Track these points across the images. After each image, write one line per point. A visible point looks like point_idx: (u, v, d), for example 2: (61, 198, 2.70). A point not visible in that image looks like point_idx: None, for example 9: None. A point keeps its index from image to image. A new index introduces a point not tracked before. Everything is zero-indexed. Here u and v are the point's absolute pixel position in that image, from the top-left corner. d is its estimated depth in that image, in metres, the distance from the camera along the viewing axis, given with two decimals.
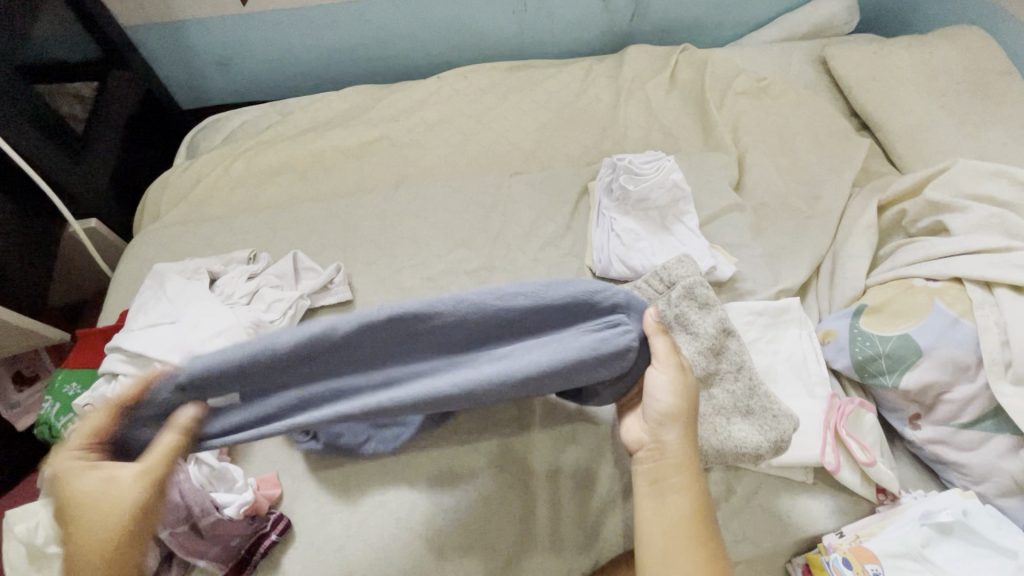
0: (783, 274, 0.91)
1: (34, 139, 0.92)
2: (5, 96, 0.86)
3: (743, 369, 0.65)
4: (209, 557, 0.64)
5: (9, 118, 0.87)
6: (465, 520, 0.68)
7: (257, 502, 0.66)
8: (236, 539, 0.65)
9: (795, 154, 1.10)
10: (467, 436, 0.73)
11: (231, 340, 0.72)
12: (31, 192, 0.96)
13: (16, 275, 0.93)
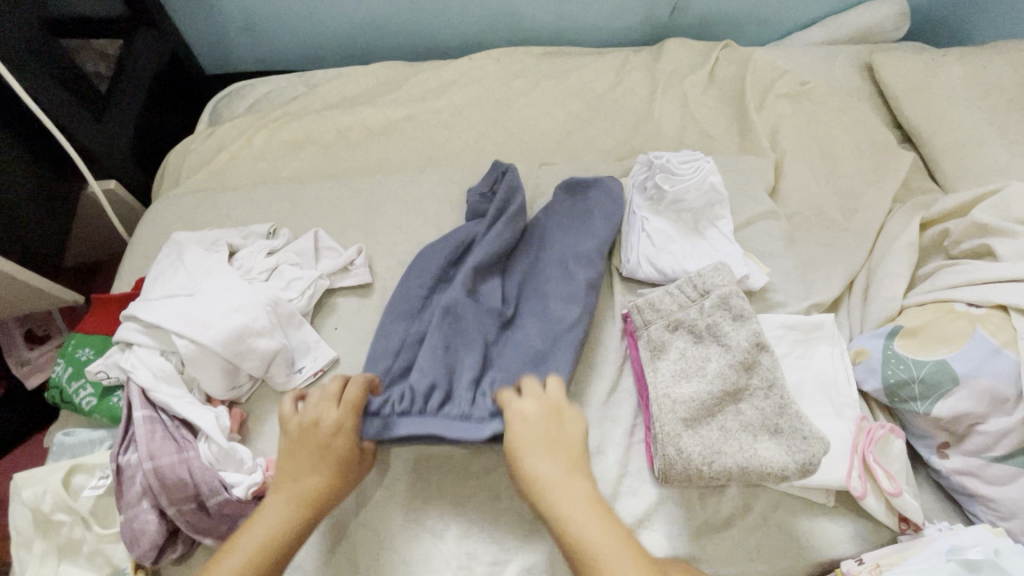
0: (815, 287, 0.88)
1: (59, 97, 0.90)
2: (31, 50, 0.86)
3: (776, 386, 0.62)
4: (216, 535, 0.62)
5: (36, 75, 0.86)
6: (474, 517, 0.67)
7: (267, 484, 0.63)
8: (243, 520, 0.63)
9: (834, 163, 1.06)
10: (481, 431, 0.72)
11: (249, 317, 0.70)
12: (49, 151, 0.94)
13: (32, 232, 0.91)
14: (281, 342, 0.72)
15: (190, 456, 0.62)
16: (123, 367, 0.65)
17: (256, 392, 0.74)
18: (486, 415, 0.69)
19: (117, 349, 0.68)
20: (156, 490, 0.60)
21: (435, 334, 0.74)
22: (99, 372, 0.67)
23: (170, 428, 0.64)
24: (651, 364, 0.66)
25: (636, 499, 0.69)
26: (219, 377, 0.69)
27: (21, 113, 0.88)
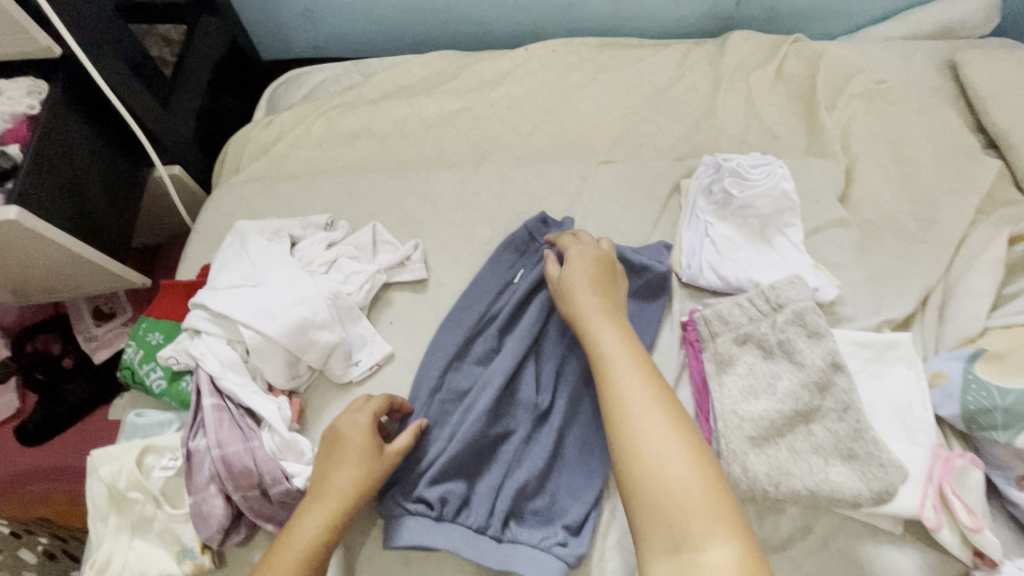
0: (887, 300, 0.84)
1: (131, 85, 0.93)
2: (106, 38, 0.88)
3: (851, 410, 0.59)
4: (279, 522, 0.63)
5: (113, 64, 0.89)
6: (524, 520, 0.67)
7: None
8: None
9: (911, 168, 1.00)
10: (533, 442, 0.72)
11: (311, 310, 0.71)
12: (117, 134, 0.96)
13: (105, 216, 0.95)
14: (340, 336, 0.72)
15: (254, 445, 0.63)
16: (193, 354, 0.67)
17: (313, 383, 0.75)
18: (499, 534, 0.67)
19: (186, 336, 0.70)
20: (223, 476, 0.61)
21: (452, 437, 0.70)
22: (170, 357, 0.69)
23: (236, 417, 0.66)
24: (717, 377, 0.64)
25: None
26: (281, 368, 0.70)
27: (92, 96, 0.90)
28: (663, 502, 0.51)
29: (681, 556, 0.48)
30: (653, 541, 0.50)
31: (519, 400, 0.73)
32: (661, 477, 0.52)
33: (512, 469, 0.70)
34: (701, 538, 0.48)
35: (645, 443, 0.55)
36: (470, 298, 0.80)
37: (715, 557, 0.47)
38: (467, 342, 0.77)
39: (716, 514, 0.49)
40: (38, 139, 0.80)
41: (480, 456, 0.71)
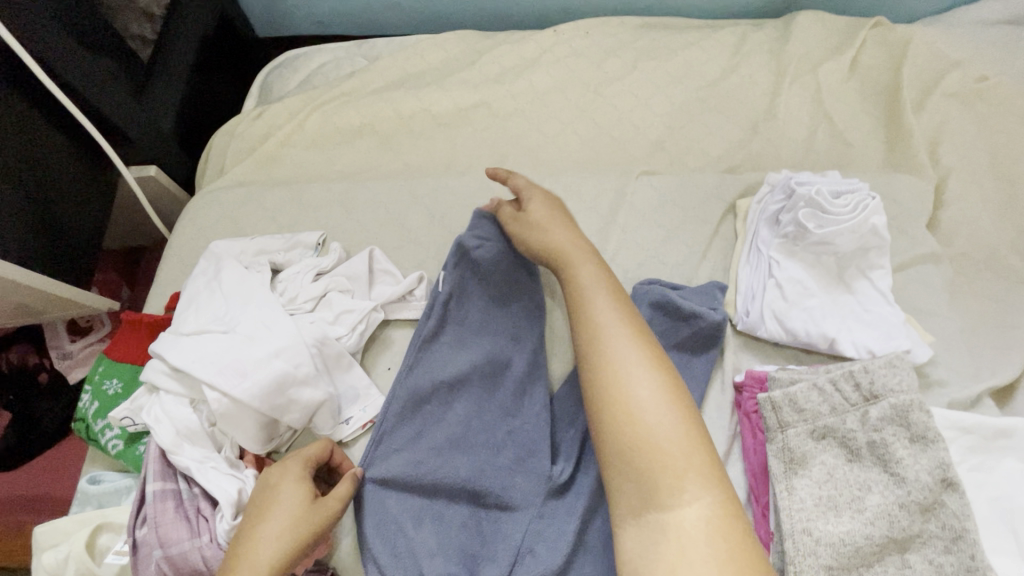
0: (985, 359, 0.69)
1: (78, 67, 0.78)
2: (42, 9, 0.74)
3: (962, 542, 0.46)
4: None
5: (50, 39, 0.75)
6: None
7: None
8: None
9: (1015, 188, 0.83)
10: (551, 518, 0.60)
11: (291, 362, 0.59)
12: (70, 129, 0.82)
13: (65, 223, 0.83)
14: (327, 392, 0.61)
15: (205, 541, 0.53)
16: (145, 421, 0.56)
17: (296, 442, 0.64)
18: None
19: (143, 392, 0.59)
20: None
21: (452, 510, 0.60)
22: (123, 419, 0.58)
23: (187, 500, 0.55)
24: (785, 479, 0.51)
25: None
26: (254, 434, 0.59)
27: (31, 83, 0.76)
28: (636, 459, 0.45)
29: (648, 517, 0.43)
30: (621, 498, 0.45)
31: (529, 463, 0.62)
32: (632, 426, 0.46)
33: (524, 552, 0.59)
34: (670, 496, 0.43)
35: (622, 386, 0.48)
36: (454, 328, 0.66)
37: (686, 515, 0.42)
38: (466, 388, 0.64)
39: (688, 466, 0.44)
40: None
41: (482, 534, 0.59)
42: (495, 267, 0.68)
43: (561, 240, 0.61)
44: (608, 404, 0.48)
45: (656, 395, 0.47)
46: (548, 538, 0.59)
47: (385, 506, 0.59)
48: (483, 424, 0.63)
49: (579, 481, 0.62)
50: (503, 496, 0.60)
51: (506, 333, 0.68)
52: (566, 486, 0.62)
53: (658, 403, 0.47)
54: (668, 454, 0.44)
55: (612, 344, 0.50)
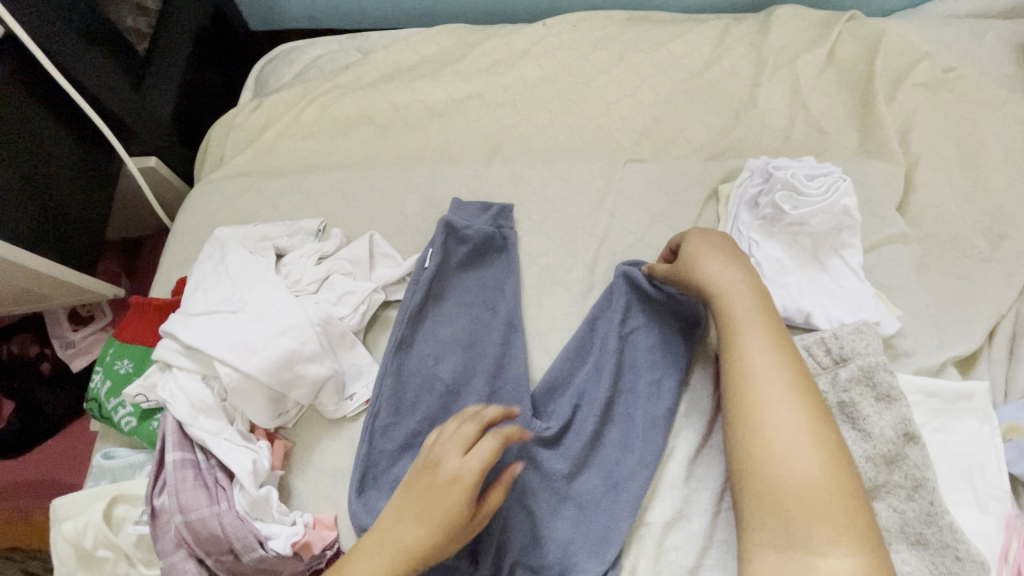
0: (949, 332, 0.74)
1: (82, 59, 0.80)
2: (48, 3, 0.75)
3: (923, 489, 0.50)
4: None
5: (56, 33, 0.77)
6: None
7: (306, 538, 0.57)
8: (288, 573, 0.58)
9: (979, 172, 0.88)
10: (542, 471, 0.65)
11: (298, 340, 0.62)
12: (74, 118, 0.84)
13: (66, 213, 0.84)
14: (332, 368, 0.64)
15: (222, 508, 0.56)
16: (160, 396, 0.59)
17: (303, 417, 0.67)
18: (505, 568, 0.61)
19: (156, 370, 0.61)
20: (190, 542, 0.55)
21: None
22: (137, 395, 0.60)
23: (204, 471, 0.58)
24: None
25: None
26: (265, 408, 0.62)
27: (37, 73, 0.78)
28: (782, 502, 0.45)
29: (793, 559, 0.43)
30: (756, 536, 0.46)
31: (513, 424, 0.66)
32: (781, 476, 0.46)
33: (513, 503, 0.63)
34: (818, 543, 0.43)
35: (775, 433, 0.48)
36: (433, 304, 0.73)
37: (834, 565, 0.42)
38: (447, 362, 0.70)
39: (840, 524, 0.44)
40: None
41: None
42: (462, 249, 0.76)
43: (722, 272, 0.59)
44: (760, 449, 0.48)
45: (808, 439, 0.47)
46: (537, 488, 0.64)
47: (381, 468, 0.64)
48: (462, 387, 0.69)
49: (565, 437, 0.66)
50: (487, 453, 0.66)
51: (480, 310, 0.74)
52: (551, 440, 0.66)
53: (809, 457, 0.46)
54: (815, 504, 0.45)
55: (769, 394, 0.50)
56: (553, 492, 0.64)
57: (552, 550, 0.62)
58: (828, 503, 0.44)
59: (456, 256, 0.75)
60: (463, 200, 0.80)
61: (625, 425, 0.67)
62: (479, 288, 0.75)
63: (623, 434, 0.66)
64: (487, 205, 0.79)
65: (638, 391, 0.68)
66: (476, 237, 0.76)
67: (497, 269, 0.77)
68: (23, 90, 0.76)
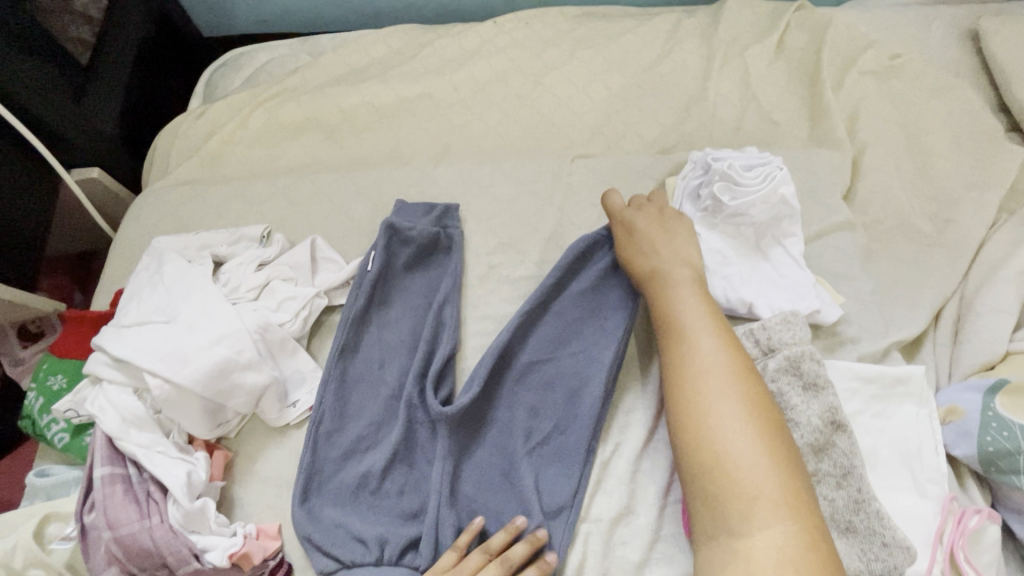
0: (896, 317, 0.74)
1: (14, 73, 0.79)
2: None
3: (850, 476, 0.50)
4: None
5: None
6: None
7: (245, 549, 0.56)
8: None
9: (927, 157, 0.88)
10: (476, 466, 0.65)
11: (233, 348, 0.61)
12: (4, 130, 0.81)
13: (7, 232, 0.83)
14: (271, 376, 0.63)
15: (153, 523, 0.55)
16: (89, 409, 0.58)
17: (246, 427, 0.66)
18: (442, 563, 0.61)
19: (86, 384, 0.60)
20: (122, 558, 0.54)
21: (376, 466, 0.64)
22: (69, 410, 0.59)
23: (136, 485, 0.56)
24: None
25: (669, 569, 0.61)
26: (200, 419, 0.61)
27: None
28: (714, 487, 0.46)
29: (723, 542, 0.44)
30: (700, 521, 0.46)
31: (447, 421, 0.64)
32: (718, 460, 0.47)
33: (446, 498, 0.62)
34: (747, 524, 0.44)
35: (708, 417, 0.49)
36: (376, 308, 0.72)
37: (762, 543, 0.43)
38: (390, 363, 0.69)
39: (773, 503, 0.44)
40: None
41: (414, 491, 0.64)
42: (409, 247, 0.75)
43: (667, 261, 0.64)
44: (693, 433, 0.49)
45: (736, 412, 0.48)
46: (474, 482, 0.64)
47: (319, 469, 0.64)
48: (398, 383, 0.68)
49: (501, 428, 0.67)
50: (425, 448, 0.65)
51: (424, 310, 0.73)
52: (485, 431, 0.66)
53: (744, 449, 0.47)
54: (754, 486, 0.45)
55: (708, 377, 0.51)
56: (493, 486, 0.64)
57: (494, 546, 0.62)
58: (759, 484, 0.45)
59: (401, 258, 0.75)
60: (407, 202, 0.79)
61: (571, 422, 0.66)
62: (424, 289, 0.75)
63: (566, 431, 0.66)
64: (431, 206, 0.79)
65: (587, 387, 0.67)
66: (420, 239, 0.75)
67: (443, 269, 0.76)
68: None
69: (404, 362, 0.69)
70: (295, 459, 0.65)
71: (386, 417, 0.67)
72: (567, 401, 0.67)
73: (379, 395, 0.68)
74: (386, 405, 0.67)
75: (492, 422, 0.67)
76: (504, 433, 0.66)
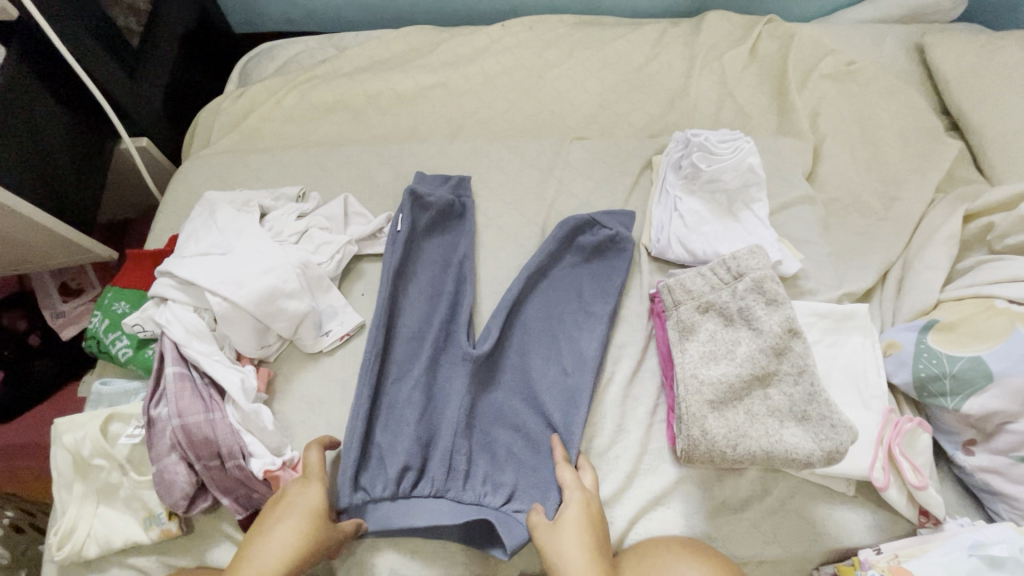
0: (848, 276, 0.86)
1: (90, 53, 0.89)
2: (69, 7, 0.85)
3: (806, 374, 0.61)
4: (233, 496, 0.64)
5: (74, 30, 0.86)
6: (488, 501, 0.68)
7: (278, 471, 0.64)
8: (259, 492, 0.65)
9: (877, 147, 1.02)
10: (489, 399, 0.75)
11: (281, 278, 0.71)
12: (80, 105, 0.91)
13: (75, 194, 0.92)
14: (310, 305, 0.72)
15: (215, 417, 0.64)
16: (158, 322, 0.67)
17: (284, 352, 0.75)
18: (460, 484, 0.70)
19: (152, 304, 0.69)
20: (184, 445, 0.62)
21: (402, 398, 0.73)
22: (136, 324, 0.69)
23: (200, 386, 0.66)
24: (679, 344, 0.66)
25: (655, 477, 0.70)
26: (251, 337, 0.70)
27: (51, 61, 0.85)
28: None
29: None
30: None
31: (468, 358, 0.75)
32: None
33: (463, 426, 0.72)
34: None
35: None
36: (401, 264, 0.82)
37: None
38: (415, 310, 0.80)
39: None
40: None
41: (433, 421, 0.73)
42: (432, 209, 0.86)
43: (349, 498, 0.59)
44: None
45: None
46: (485, 415, 0.75)
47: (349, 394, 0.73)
48: (418, 328, 0.78)
49: (508, 370, 0.77)
50: (444, 384, 0.75)
51: (444, 266, 0.84)
52: (496, 373, 0.77)
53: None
54: None
55: None
56: (502, 416, 0.74)
57: (505, 470, 0.71)
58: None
59: (422, 220, 0.85)
60: (426, 172, 0.90)
61: (572, 364, 0.77)
62: (443, 246, 0.86)
63: (568, 371, 0.76)
64: (447, 176, 0.90)
65: (591, 334, 0.78)
66: (438, 204, 0.86)
67: (458, 233, 0.87)
68: (42, 82, 0.84)
69: (425, 311, 0.80)
70: (330, 380, 0.74)
71: (408, 358, 0.76)
72: (568, 347, 0.78)
73: (402, 337, 0.78)
74: (409, 347, 0.77)
75: (502, 365, 0.78)
76: (511, 376, 0.77)
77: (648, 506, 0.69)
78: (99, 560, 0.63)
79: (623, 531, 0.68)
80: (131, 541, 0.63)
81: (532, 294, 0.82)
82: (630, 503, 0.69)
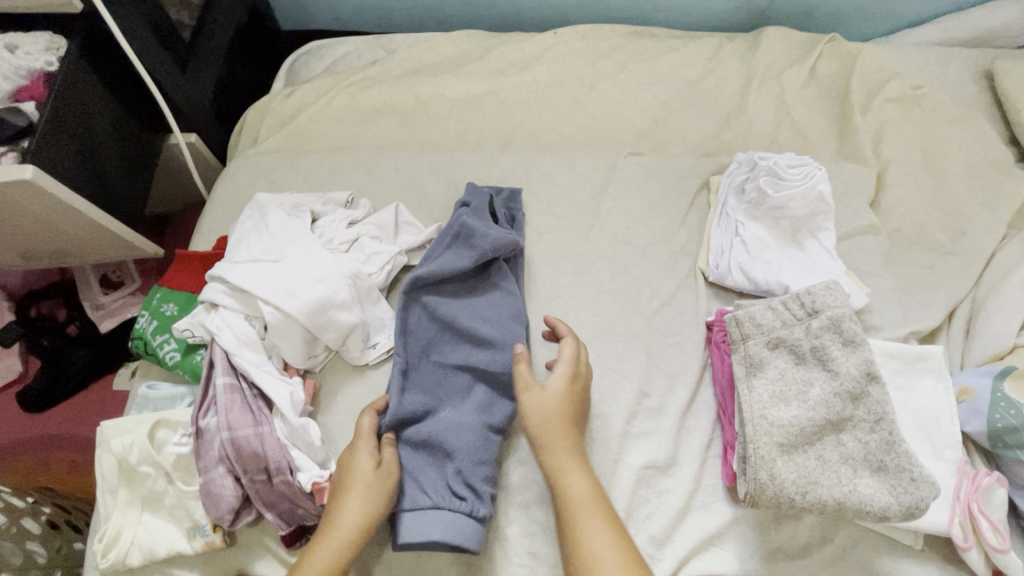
0: (913, 312, 0.83)
1: (152, 49, 0.89)
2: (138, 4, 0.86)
3: (883, 421, 0.58)
4: (277, 511, 0.62)
5: (140, 28, 0.86)
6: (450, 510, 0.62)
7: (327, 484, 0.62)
8: (304, 509, 0.63)
9: (943, 177, 0.98)
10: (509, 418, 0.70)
11: (331, 288, 0.69)
12: (133, 98, 0.91)
13: (124, 190, 0.91)
14: (360, 317, 0.70)
15: (264, 430, 0.63)
16: (208, 328, 0.66)
17: (330, 362, 0.74)
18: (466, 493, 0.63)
19: (202, 309, 0.69)
20: (232, 458, 0.61)
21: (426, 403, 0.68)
22: (185, 329, 0.68)
23: (248, 398, 0.65)
24: (746, 381, 0.63)
25: (709, 515, 0.67)
26: (299, 347, 0.69)
27: (111, 55, 0.86)
28: None
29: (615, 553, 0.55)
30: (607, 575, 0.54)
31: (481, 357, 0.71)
32: None
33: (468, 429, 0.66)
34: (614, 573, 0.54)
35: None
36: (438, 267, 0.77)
37: None
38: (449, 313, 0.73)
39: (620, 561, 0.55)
40: (59, 104, 0.76)
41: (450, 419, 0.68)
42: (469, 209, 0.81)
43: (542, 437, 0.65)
44: None
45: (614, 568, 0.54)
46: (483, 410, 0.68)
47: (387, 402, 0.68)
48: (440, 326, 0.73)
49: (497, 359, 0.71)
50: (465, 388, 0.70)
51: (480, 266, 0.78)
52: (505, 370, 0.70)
53: None
54: None
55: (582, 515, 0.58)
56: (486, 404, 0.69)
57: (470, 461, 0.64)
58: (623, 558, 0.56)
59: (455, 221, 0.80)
60: (476, 184, 0.88)
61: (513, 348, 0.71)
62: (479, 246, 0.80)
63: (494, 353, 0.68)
64: (499, 189, 0.87)
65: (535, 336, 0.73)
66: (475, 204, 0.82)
67: (486, 226, 0.76)
68: (99, 74, 0.84)
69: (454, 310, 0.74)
70: (373, 394, 0.72)
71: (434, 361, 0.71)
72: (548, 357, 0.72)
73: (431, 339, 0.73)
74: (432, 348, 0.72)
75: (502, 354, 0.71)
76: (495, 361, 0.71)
77: (700, 546, 0.66)
78: (142, 568, 0.62)
79: (674, 570, 0.65)
80: (174, 551, 0.61)
81: (583, 314, 0.79)
82: (682, 540, 0.66)
